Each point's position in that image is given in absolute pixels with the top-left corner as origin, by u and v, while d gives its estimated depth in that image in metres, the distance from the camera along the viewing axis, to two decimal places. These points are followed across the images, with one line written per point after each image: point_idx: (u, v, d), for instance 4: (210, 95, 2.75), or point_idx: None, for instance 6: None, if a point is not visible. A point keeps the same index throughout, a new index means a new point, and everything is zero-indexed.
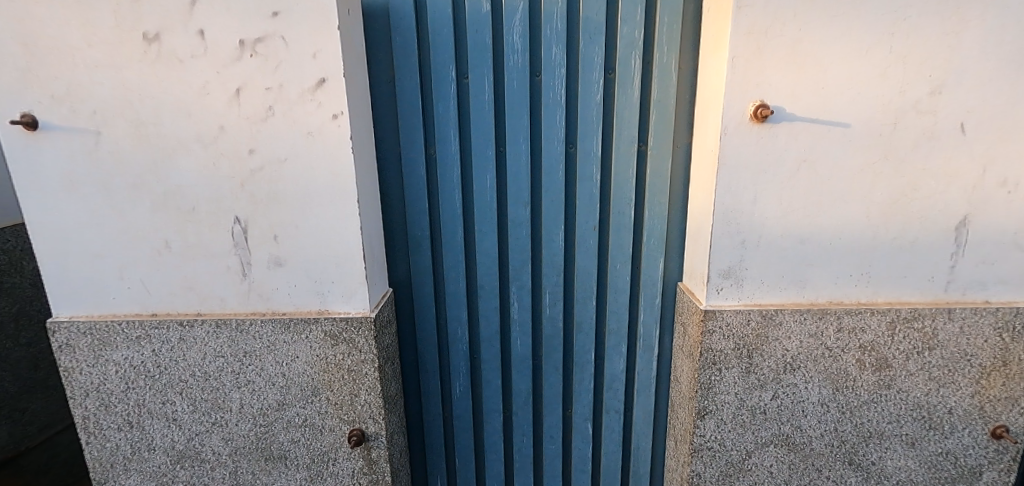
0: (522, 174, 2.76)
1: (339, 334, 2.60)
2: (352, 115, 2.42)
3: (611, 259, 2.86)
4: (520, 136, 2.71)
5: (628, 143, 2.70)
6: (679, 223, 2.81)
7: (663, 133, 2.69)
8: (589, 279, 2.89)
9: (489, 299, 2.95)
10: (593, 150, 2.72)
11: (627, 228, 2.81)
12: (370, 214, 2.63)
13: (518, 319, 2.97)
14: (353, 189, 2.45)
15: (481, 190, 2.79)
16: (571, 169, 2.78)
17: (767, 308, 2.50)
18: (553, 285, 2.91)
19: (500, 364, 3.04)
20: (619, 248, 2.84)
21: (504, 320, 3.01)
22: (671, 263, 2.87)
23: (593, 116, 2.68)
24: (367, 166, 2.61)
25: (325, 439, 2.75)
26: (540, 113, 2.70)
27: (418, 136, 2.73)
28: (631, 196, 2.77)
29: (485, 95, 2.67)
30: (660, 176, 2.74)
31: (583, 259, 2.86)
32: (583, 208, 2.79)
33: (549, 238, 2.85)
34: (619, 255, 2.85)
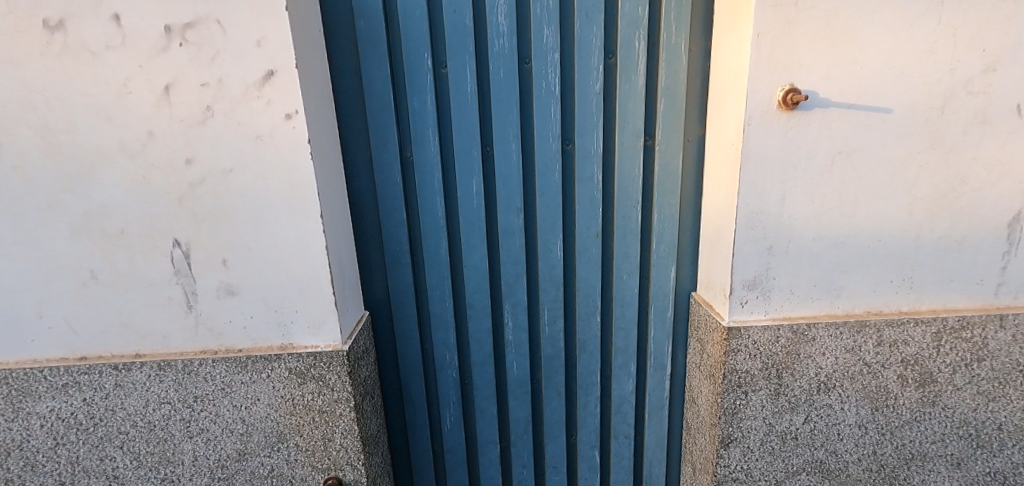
0: (513, 177, 2.40)
1: (307, 372, 2.23)
2: (309, 114, 2.03)
3: (617, 269, 2.53)
4: (510, 134, 2.35)
5: (633, 138, 2.37)
6: (692, 226, 2.49)
7: (673, 126, 2.35)
8: (592, 293, 2.56)
9: (479, 320, 2.59)
10: (593, 148, 2.38)
11: (634, 235, 2.48)
12: (337, 230, 2.25)
13: (514, 341, 2.63)
14: (315, 202, 2.07)
15: (467, 197, 2.42)
16: (569, 170, 2.43)
17: (799, 323, 2.19)
18: (552, 302, 2.57)
19: (495, 390, 2.70)
20: (625, 257, 2.51)
21: (498, 342, 2.67)
22: (684, 272, 2.55)
23: (593, 107, 2.34)
24: (332, 173, 2.22)
25: None
26: (532, 106, 2.34)
27: (391, 137, 2.36)
28: (637, 198, 2.44)
29: (468, 86, 2.30)
30: (670, 174, 2.41)
31: (586, 271, 2.53)
32: (584, 215, 2.45)
33: (546, 249, 2.50)
34: (625, 265, 2.52)
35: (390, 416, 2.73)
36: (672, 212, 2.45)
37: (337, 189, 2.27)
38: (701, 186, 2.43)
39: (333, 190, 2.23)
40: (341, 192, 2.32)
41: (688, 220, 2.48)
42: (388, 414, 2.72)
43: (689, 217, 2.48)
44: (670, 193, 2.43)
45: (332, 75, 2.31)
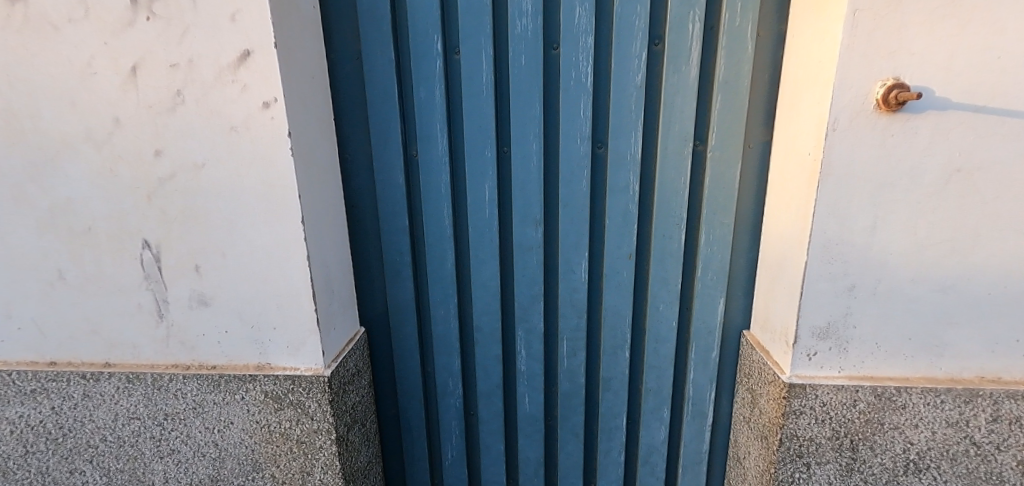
0: (533, 184, 2.04)
1: (285, 397, 1.96)
2: (292, 103, 1.73)
3: (652, 298, 2.13)
4: (531, 133, 1.98)
5: (681, 143, 1.96)
6: (747, 251, 2.05)
7: (731, 129, 1.92)
8: (622, 323, 2.17)
9: (488, 346, 2.25)
10: (630, 152, 1.99)
11: (676, 258, 2.07)
12: (326, 237, 1.96)
13: (528, 371, 2.27)
14: (296, 207, 1.78)
15: (478, 205, 2.08)
16: (600, 178, 2.05)
17: (884, 386, 1.71)
18: (574, 330, 2.20)
19: (503, 426, 2.35)
20: (663, 283, 2.11)
21: (509, 372, 2.32)
22: (735, 305, 2.11)
23: (633, 104, 1.94)
24: (323, 172, 1.93)
25: None
26: (559, 101, 1.97)
27: (394, 132, 2.04)
28: (681, 215, 2.02)
29: (484, 76, 1.95)
30: (724, 187, 1.97)
31: (615, 297, 2.14)
32: (614, 231, 2.07)
33: (569, 269, 2.13)
34: (662, 292, 2.12)
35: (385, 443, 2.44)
36: (724, 234, 2.02)
37: (329, 190, 1.98)
38: (761, 203, 1.99)
39: (324, 191, 1.94)
40: (335, 193, 2.04)
41: (742, 244, 2.04)
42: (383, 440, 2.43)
43: (743, 241, 2.04)
44: (724, 210, 2.00)
45: (330, 59, 2.01)
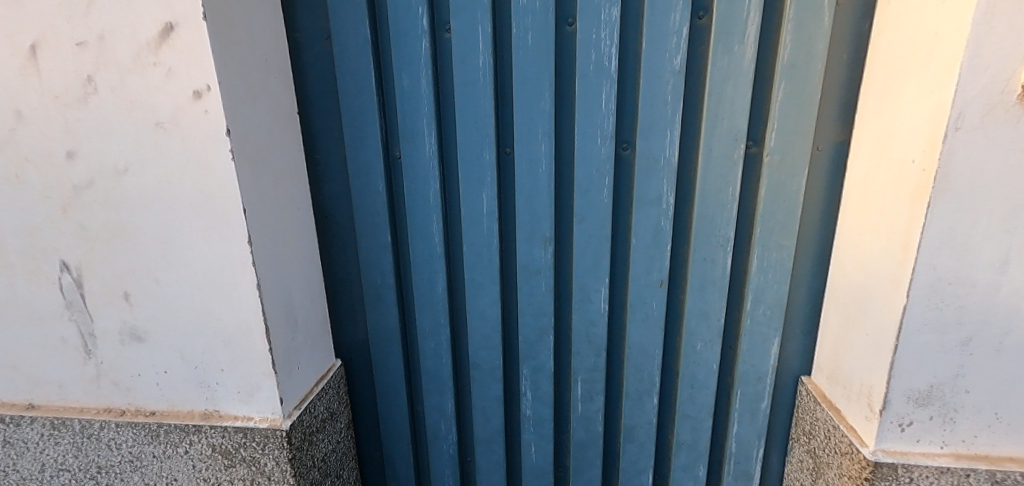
0: (543, 195, 1.64)
1: (236, 452, 1.61)
2: (233, 92, 1.34)
3: (688, 334, 1.73)
4: (541, 131, 1.58)
5: (730, 144, 1.54)
6: (810, 280, 1.63)
7: (797, 127, 1.49)
8: (650, 363, 1.78)
9: (487, 385, 1.88)
10: (665, 156, 1.58)
11: (719, 287, 1.67)
12: (286, 258, 1.59)
13: (534, 417, 1.90)
14: (241, 224, 1.39)
15: (474, 219, 1.69)
16: (626, 187, 1.65)
17: (1004, 471, 1.29)
18: (591, 369, 1.82)
19: (505, 476, 2.00)
20: (702, 317, 1.70)
21: (513, 415, 1.96)
22: (792, 346, 1.70)
23: (670, 95, 1.53)
24: (282, 178, 1.56)
25: None
26: (575, 91, 1.56)
27: (371, 129, 1.65)
28: (728, 235, 1.61)
29: (480, 60, 1.55)
30: (785, 201, 1.55)
31: (643, 332, 1.75)
32: (642, 253, 1.67)
33: (585, 298, 1.74)
34: (701, 328, 1.72)
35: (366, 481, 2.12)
36: (782, 259, 1.60)
37: (291, 200, 1.61)
38: (832, 221, 1.56)
39: (283, 201, 1.57)
40: (300, 203, 1.66)
41: (804, 271, 1.63)
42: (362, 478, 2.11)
43: (805, 267, 1.62)
44: (783, 231, 1.58)
45: (292, 38, 1.63)
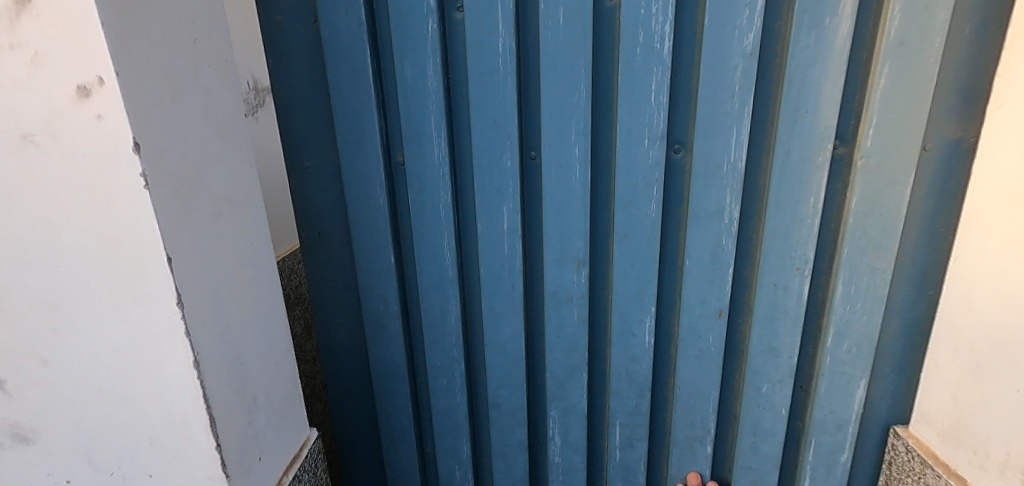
0: (579, 211, 1.27)
1: None
2: (144, 86, 0.85)
3: (755, 375, 1.39)
4: (577, 132, 1.21)
5: (819, 145, 1.17)
6: (912, 312, 1.29)
7: (902, 121, 1.14)
8: (707, 408, 1.44)
9: (508, 429, 1.54)
10: (731, 161, 1.21)
11: (793, 323, 1.32)
12: (241, 318, 1.11)
13: (562, 467, 1.57)
14: (167, 283, 0.92)
15: (495, 241, 1.32)
16: (679, 200, 1.28)
17: None
18: (632, 414, 1.48)
19: None
20: (773, 355, 1.36)
21: (536, 465, 1.61)
22: (884, 392, 1.37)
23: (740, 82, 1.15)
24: (231, 205, 1.07)
25: None
26: (618, 81, 1.18)
27: (369, 128, 1.26)
28: (807, 258, 1.26)
29: (499, 41, 1.16)
30: (883, 214, 1.21)
31: (703, 374, 1.41)
32: (698, 280, 1.32)
33: (627, 333, 1.39)
34: (772, 367, 1.38)
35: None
36: (876, 287, 1.26)
37: (246, 234, 1.12)
38: (944, 236, 1.21)
39: (234, 238, 1.08)
40: (260, 235, 1.17)
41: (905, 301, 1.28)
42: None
43: (903, 296, 1.28)
44: (879, 251, 1.23)
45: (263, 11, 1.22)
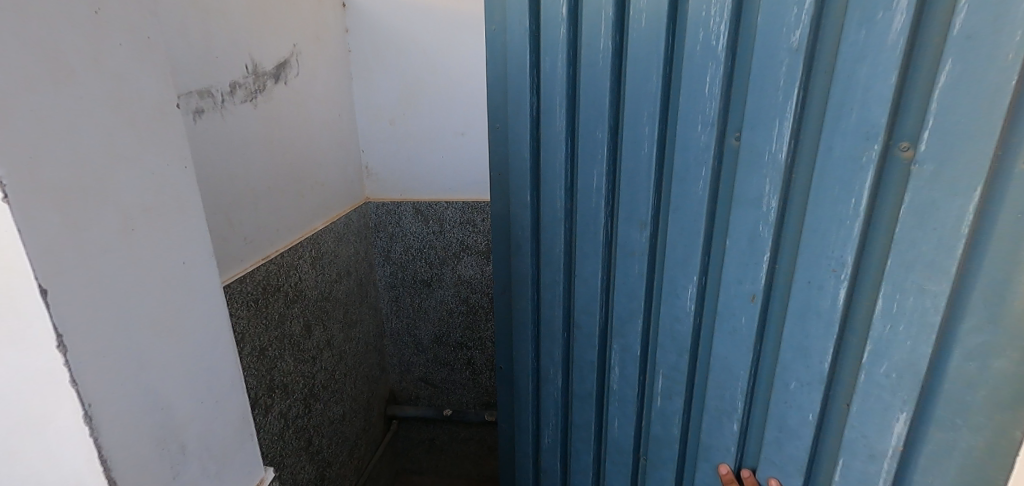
0: (645, 202, 0.62)
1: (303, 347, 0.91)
2: (57, 36, 0.32)
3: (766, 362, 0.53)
4: (647, 130, 0.59)
5: (862, 144, 0.41)
6: (992, 363, 0.38)
7: (973, 112, 0.36)
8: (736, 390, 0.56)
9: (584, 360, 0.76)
10: (769, 160, 0.48)
11: (823, 331, 0.46)
12: (109, 438, 0.36)
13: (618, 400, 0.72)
14: (42, 325, 0.32)
15: (586, 231, 0.69)
16: (708, 221, 0.56)
17: None
18: (665, 389, 0.65)
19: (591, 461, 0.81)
20: (797, 348, 0.48)
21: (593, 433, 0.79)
22: (944, 471, 0.41)
23: (785, 75, 0.46)
24: (119, 166, 0.36)
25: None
26: (681, 57, 0.54)
27: (514, 111, 0.73)
28: (841, 275, 0.44)
29: (602, 35, 0.61)
30: (939, 231, 0.38)
31: (729, 368, 0.56)
32: (732, 272, 0.53)
33: (671, 295, 0.61)
34: (802, 376, 0.48)
35: (431, 392, 1.42)
36: (930, 312, 0.39)
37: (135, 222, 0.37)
38: None
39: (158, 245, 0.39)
40: (189, 234, 0.42)
41: (947, 354, 0.40)
42: (425, 385, 1.42)
43: (969, 323, 0.38)
44: (929, 260, 0.39)
45: None
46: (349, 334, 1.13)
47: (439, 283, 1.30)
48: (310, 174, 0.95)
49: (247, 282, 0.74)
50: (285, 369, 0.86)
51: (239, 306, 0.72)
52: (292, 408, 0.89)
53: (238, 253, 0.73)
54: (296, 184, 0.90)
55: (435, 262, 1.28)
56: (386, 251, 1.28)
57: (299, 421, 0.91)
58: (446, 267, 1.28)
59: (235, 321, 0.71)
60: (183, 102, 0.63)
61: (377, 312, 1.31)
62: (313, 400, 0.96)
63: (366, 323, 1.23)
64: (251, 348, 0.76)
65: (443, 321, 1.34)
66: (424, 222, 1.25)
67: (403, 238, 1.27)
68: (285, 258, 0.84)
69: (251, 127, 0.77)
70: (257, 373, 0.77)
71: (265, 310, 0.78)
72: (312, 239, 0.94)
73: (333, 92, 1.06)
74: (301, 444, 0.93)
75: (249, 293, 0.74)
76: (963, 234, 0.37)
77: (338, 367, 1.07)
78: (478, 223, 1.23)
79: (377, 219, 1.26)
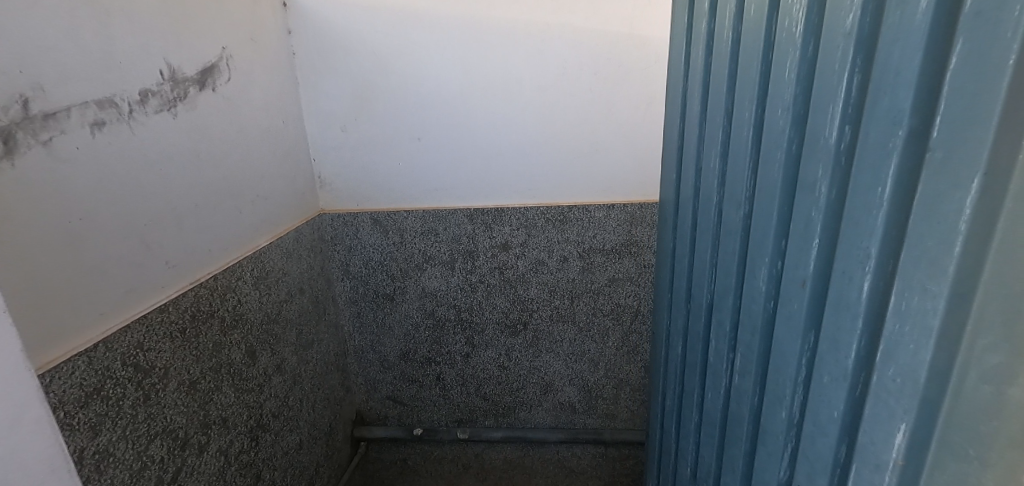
0: (742, 182, 0.56)
1: (247, 374, 0.87)
2: None
3: (808, 353, 0.46)
4: (748, 115, 0.54)
5: (887, 132, 0.35)
6: (1005, 387, 0.29)
7: (978, 93, 0.30)
8: (789, 377, 0.48)
9: (695, 338, 0.73)
10: (824, 147, 0.42)
11: (852, 329, 0.39)
12: None
13: (712, 382, 0.67)
14: None
15: (704, 206, 0.67)
16: (783, 207, 0.49)
17: None
18: (742, 367, 0.58)
19: (694, 447, 0.77)
20: (829, 342, 0.42)
21: (696, 407, 0.74)
22: None
23: (840, 61, 0.40)
24: None
25: (387, 470, 1.42)
26: (776, 42, 0.49)
27: (674, 95, 0.78)
28: (867, 272, 0.38)
29: (726, 23, 0.58)
30: (945, 224, 0.32)
31: (783, 352, 0.49)
32: (790, 258, 0.47)
33: (751, 280, 0.55)
34: (832, 372, 0.42)
35: (400, 411, 1.38)
36: (930, 316, 0.33)
37: None
38: None
39: None
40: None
41: (960, 371, 0.31)
42: (394, 403, 1.38)
43: (981, 334, 0.30)
44: (933, 255, 0.32)
45: None
46: (305, 355, 1.09)
47: (402, 297, 1.26)
48: (248, 188, 0.91)
49: (171, 310, 0.69)
50: (223, 399, 0.81)
51: (160, 338, 0.67)
52: (234, 442, 0.84)
53: (153, 278, 0.68)
54: (230, 198, 0.85)
55: (396, 274, 1.25)
56: (345, 266, 1.25)
57: (243, 456, 0.87)
58: (408, 280, 1.25)
59: (156, 356, 0.67)
60: (21, 151, 0.52)
61: (338, 330, 1.27)
62: (262, 428, 0.92)
63: (325, 343, 1.20)
64: (179, 381, 0.71)
65: (408, 336, 1.30)
66: (383, 234, 1.21)
67: (361, 251, 1.23)
68: (221, 281, 0.80)
69: (171, 137, 0.72)
70: (189, 408, 0.73)
71: (196, 339, 0.74)
72: (253, 258, 0.89)
73: (274, 99, 1.02)
74: (248, 480, 0.88)
75: (174, 322, 0.70)
76: (961, 230, 0.31)
77: (293, 389, 1.03)
78: (439, 231, 1.20)
79: (332, 232, 1.22)
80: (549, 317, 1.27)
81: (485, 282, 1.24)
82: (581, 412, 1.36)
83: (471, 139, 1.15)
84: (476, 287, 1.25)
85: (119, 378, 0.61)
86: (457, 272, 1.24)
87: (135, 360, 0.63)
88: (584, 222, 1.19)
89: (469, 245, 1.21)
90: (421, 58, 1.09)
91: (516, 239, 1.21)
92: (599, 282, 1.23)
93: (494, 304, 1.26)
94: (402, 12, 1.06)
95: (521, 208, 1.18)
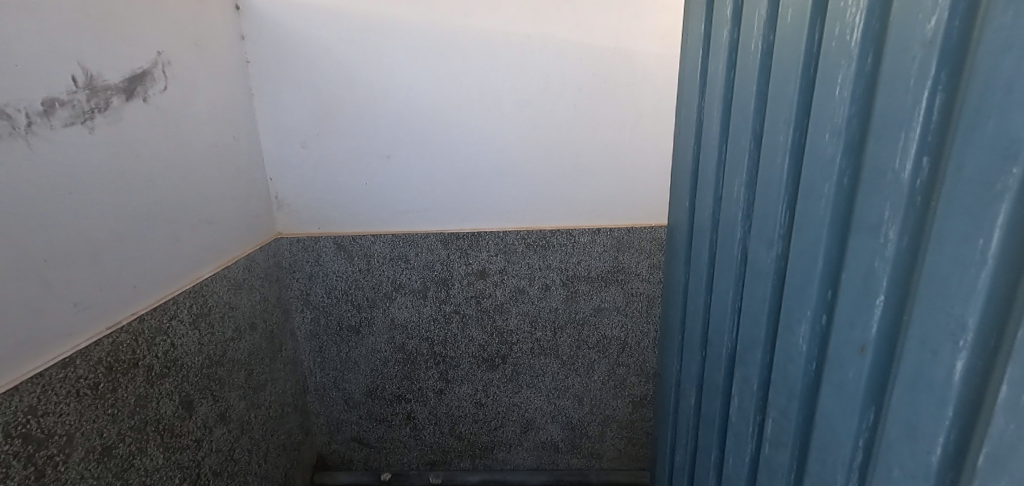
0: (774, 226, 0.59)
1: (180, 427, 0.80)
2: None
3: (865, 434, 0.48)
4: (784, 141, 0.56)
5: (994, 169, 0.36)
6: None
7: None
8: (841, 462, 0.50)
9: (715, 395, 0.75)
10: (896, 183, 0.43)
11: (938, 415, 0.41)
12: None
13: (735, 438, 0.69)
14: None
15: (725, 250, 0.69)
16: (832, 247, 0.51)
17: None
18: (775, 438, 0.60)
19: None
20: (904, 429, 0.43)
21: (713, 467, 0.76)
22: None
23: (918, 84, 0.41)
24: None
25: None
26: (821, 57, 0.51)
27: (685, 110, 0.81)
28: (961, 348, 0.39)
29: (757, 33, 0.60)
30: None
31: (832, 433, 0.51)
32: (842, 323, 0.49)
33: (784, 351, 0.58)
34: (907, 468, 0.43)
35: (367, 453, 1.31)
36: None
37: None
38: None
39: None
40: None
41: None
42: (359, 446, 1.31)
43: None
44: None
45: None
46: (257, 398, 1.03)
47: (369, 329, 1.20)
48: (188, 211, 0.84)
49: (80, 364, 0.63)
50: (150, 460, 0.74)
51: (62, 399, 0.61)
52: None
53: (57, 326, 0.61)
54: (164, 225, 0.78)
55: (363, 304, 1.18)
56: (305, 296, 1.18)
57: None
58: (376, 310, 1.19)
59: (56, 421, 0.60)
60: None
61: (296, 366, 1.20)
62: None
63: (282, 381, 1.13)
64: (89, 446, 0.64)
65: (375, 372, 1.24)
66: (347, 260, 1.15)
67: (323, 279, 1.17)
68: (147, 323, 0.73)
69: (89, 165, 0.66)
70: (102, 477, 0.66)
71: (112, 395, 0.68)
72: (193, 293, 0.83)
73: (222, 109, 0.96)
74: None
75: (83, 378, 0.63)
76: None
77: (240, 439, 0.96)
78: (410, 258, 1.15)
79: (291, 259, 1.15)
80: (529, 350, 1.22)
81: (460, 312, 1.19)
82: (565, 452, 1.31)
83: (451, 159, 1.11)
84: (450, 318, 1.20)
85: (3, 453, 0.54)
86: (429, 302, 1.18)
87: (26, 429, 0.57)
88: (567, 248, 1.15)
89: (443, 274, 1.16)
90: (395, 70, 1.05)
91: (494, 266, 1.16)
92: (583, 313, 1.19)
93: (470, 337, 1.21)
94: (372, 21, 1.02)
95: (499, 233, 1.14)
